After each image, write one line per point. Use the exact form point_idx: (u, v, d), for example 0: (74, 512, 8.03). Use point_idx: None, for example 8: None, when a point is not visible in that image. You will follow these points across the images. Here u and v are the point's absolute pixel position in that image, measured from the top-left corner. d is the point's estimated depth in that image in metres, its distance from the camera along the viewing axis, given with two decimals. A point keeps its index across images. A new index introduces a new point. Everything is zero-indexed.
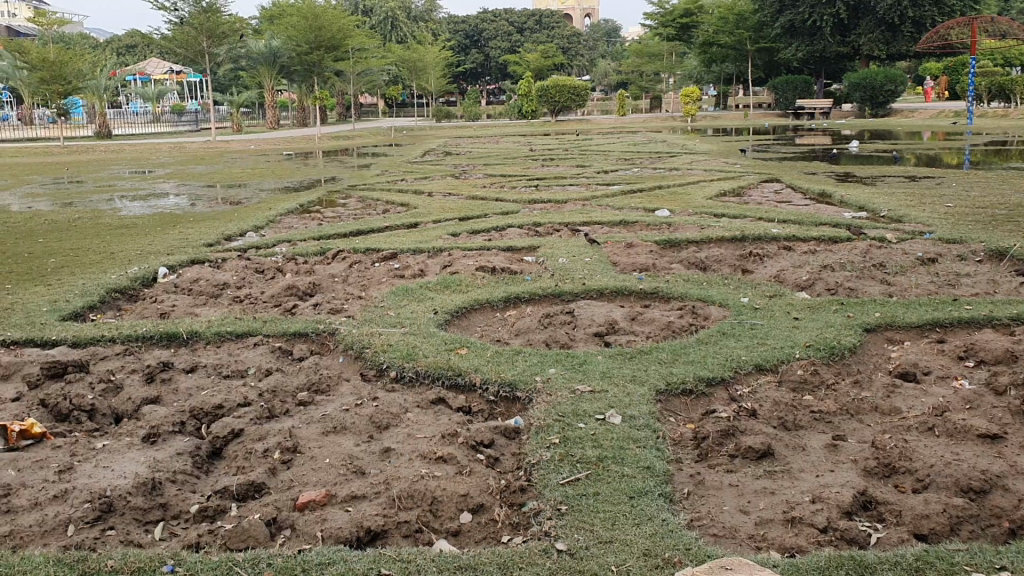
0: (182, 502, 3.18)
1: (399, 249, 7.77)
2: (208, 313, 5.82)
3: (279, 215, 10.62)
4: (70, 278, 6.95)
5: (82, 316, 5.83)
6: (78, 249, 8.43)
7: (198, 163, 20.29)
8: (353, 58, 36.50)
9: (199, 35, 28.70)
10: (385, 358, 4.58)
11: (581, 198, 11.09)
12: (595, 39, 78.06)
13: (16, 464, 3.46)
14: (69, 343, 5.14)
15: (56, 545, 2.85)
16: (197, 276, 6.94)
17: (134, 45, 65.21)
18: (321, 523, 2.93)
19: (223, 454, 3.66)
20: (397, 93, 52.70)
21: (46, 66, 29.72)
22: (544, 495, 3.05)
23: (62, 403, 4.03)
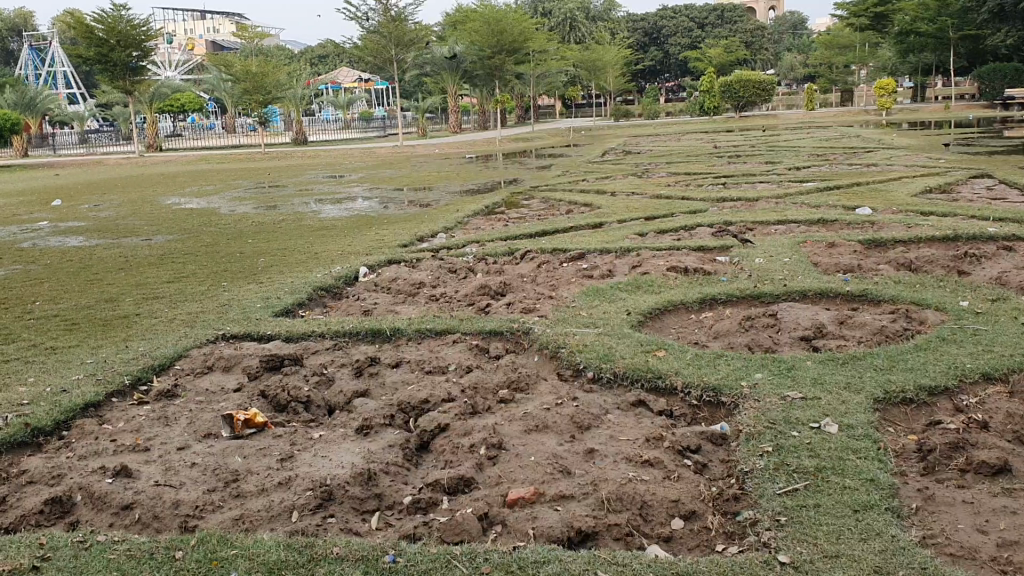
0: (395, 494, 3.26)
1: (589, 248, 7.76)
2: (407, 311, 6.00)
3: (468, 217, 10.88)
4: (277, 277, 7.35)
5: (292, 312, 6.14)
6: (286, 249, 8.94)
7: (389, 167, 21.13)
8: (534, 61, 36.82)
9: (387, 44, 29.87)
10: (582, 358, 4.56)
11: (773, 196, 10.72)
12: (780, 33, 75.64)
13: (243, 451, 3.66)
14: (282, 338, 5.42)
15: (283, 529, 2.99)
16: (395, 275, 7.18)
17: (326, 55, 68.84)
18: (532, 521, 2.94)
19: (429, 448, 3.74)
20: (576, 94, 53.02)
21: (249, 77, 31.78)
22: (761, 505, 2.94)
23: (280, 394, 4.26)
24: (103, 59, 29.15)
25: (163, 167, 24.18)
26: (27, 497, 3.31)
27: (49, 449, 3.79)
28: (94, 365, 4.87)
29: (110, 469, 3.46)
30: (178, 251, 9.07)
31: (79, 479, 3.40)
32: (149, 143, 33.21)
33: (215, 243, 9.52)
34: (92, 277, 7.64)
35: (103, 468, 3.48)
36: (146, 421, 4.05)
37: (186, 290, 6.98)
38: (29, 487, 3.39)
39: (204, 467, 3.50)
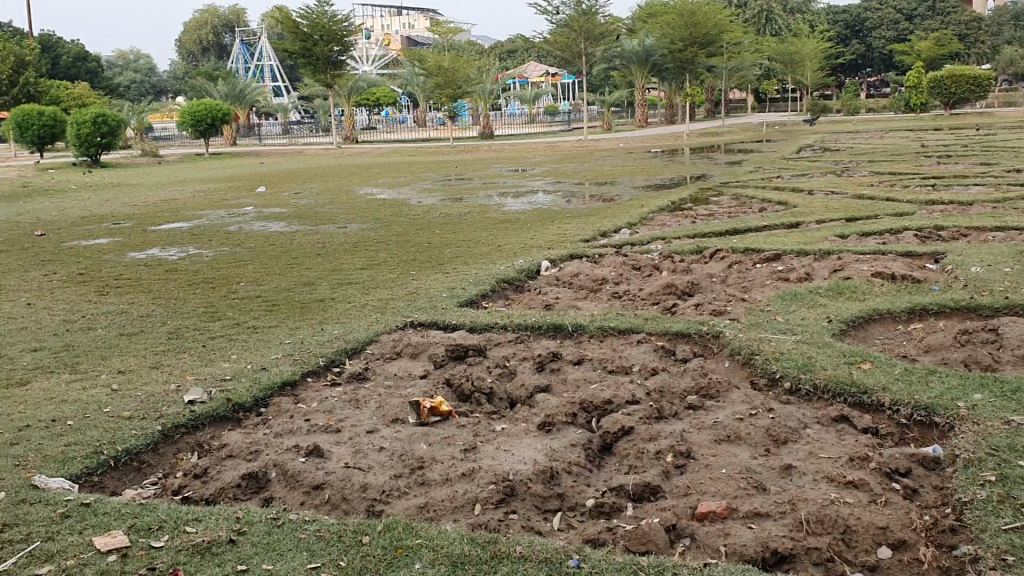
0: (577, 495, 3.17)
1: (784, 249, 7.40)
2: (590, 307, 5.91)
3: (653, 213, 10.67)
4: (463, 267, 7.45)
5: (476, 303, 6.17)
6: (471, 240, 9.09)
7: (572, 162, 21.14)
8: (726, 54, 35.79)
9: (577, 37, 29.96)
10: (777, 367, 4.32)
11: (990, 200, 9.90)
12: (1000, 24, 70.16)
13: (427, 439, 3.67)
14: (465, 328, 5.46)
15: (465, 522, 2.96)
16: (578, 270, 7.11)
17: (515, 51, 69.87)
18: (725, 537, 2.77)
19: (613, 450, 3.62)
20: (770, 88, 51.29)
21: (441, 72, 32.72)
22: (982, 541, 2.65)
23: (464, 384, 4.27)
24: (307, 53, 30.82)
25: (358, 158, 25.19)
26: (225, 471, 3.39)
27: (247, 424, 3.91)
28: (291, 345, 5.06)
29: (303, 448, 3.53)
30: (371, 239, 9.39)
31: (273, 456, 3.48)
32: (345, 135, 34.68)
33: (406, 232, 9.80)
34: (293, 261, 8.00)
35: (296, 447, 3.55)
36: (337, 403, 4.13)
37: (377, 276, 7.18)
38: (228, 461, 3.49)
39: (390, 452, 3.53)
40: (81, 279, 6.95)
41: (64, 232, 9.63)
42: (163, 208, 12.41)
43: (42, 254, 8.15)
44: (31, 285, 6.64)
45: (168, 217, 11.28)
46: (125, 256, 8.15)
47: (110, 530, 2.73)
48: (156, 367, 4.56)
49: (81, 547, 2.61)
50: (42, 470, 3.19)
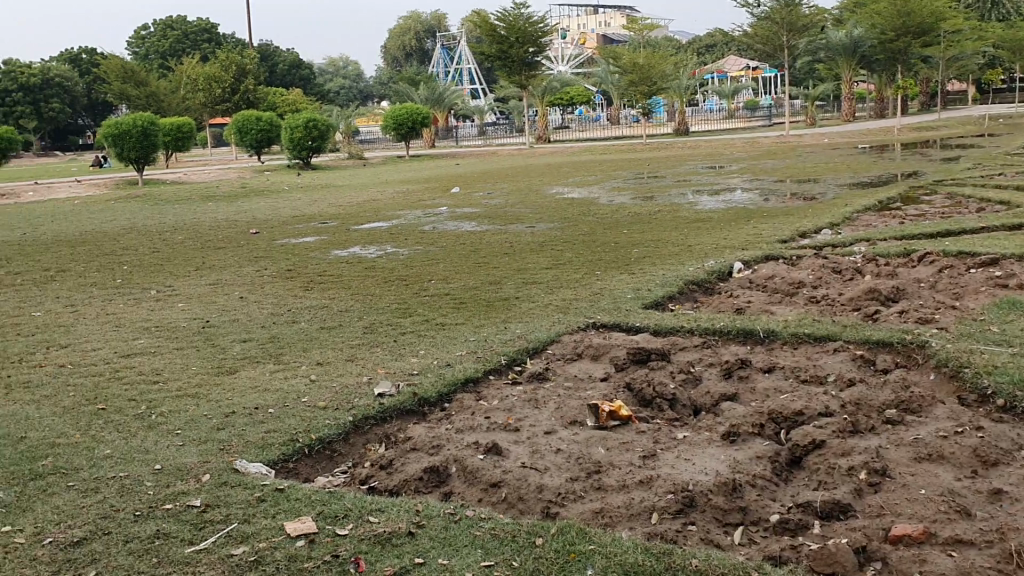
0: (761, 509, 3.04)
1: (1004, 253, 6.82)
2: (784, 312, 5.67)
3: (856, 212, 10.13)
4: (650, 268, 7.35)
5: (662, 305, 6.07)
6: (659, 240, 8.96)
7: (771, 158, 20.42)
8: (944, 42, 33.41)
9: (779, 30, 28.92)
10: (990, 382, 3.97)
11: None
12: None
13: (606, 443, 3.63)
14: (651, 331, 5.38)
15: (642, 530, 2.90)
16: (772, 272, 6.84)
17: (713, 45, 68.34)
18: (920, 564, 2.58)
19: (801, 464, 3.45)
20: (995, 77, 47.47)
21: (636, 70, 32.51)
22: None
23: (647, 389, 4.20)
24: (503, 55, 31.51)
25: (552, 157, 25.46)
26: (408, 464, 3.47)
27: (431, 419, 4.01)
28: (477, 343, 5.16)
29: (483, 445, 3.57)
30: (559, 238, 9.45)
31: (454, 451, 3.54)
32: (539, 135, 35.15)
33: (594, 231, 9.80)
34: (482, 260, 8.18)
35: (475, 443, 3.59)
36: (519, 402, 4.17)
37: (563, 276, 7.21)
38: (411, 454, 3.58)
39: (569, 455, 3.52)
40: (288, 275, 7.39)
41: (276, 231, 10.30)
42: (366, 208, 13.04)
43: (256, 251, 8.74)
44: (244, 280, 7.14)
45: (369, 217, 11.85)
46: (330, 253, 8.61)
47: (300, 515, 2.87)
48: (349, 360, 4.77)
49: (273, 530, 2.77)
50: (244, 454, 3.41)
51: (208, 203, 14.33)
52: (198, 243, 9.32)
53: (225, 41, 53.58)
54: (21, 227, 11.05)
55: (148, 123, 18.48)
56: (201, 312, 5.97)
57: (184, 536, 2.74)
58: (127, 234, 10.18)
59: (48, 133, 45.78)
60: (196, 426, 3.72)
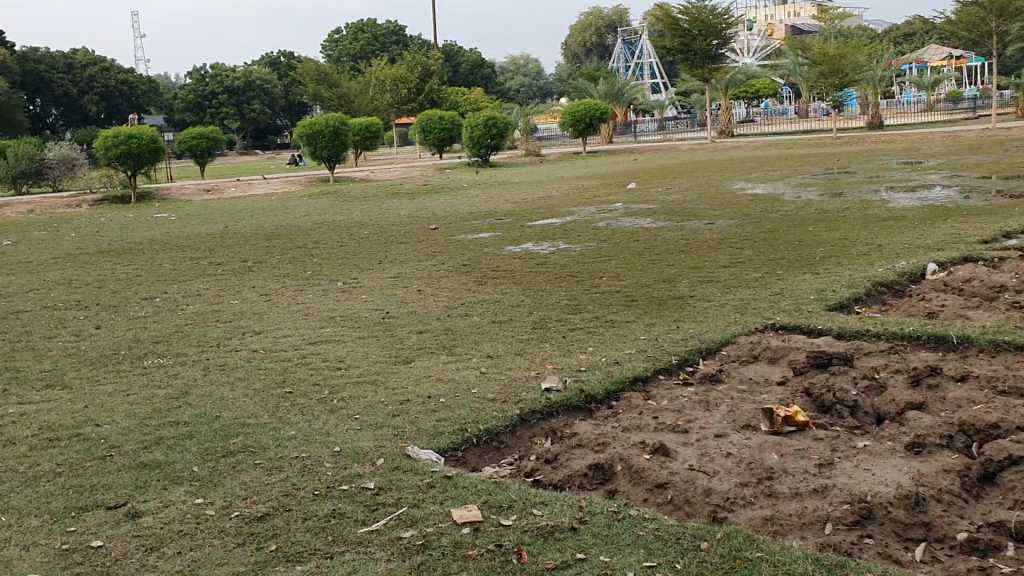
0: (947, 526, 2.84)
1: None
2: (983, 318, 5.29)
3: None
4: (835, 268, 7.03)
5: (846, 308, 5.79)
6: (846, 239, 8.57)
7: (974, 154, 19.05)
8: None
9: (987, 16, 26.93)
10: None
11: None
12: None
13: (779, 449, 3.50)
14: (832, 334, 5.14)
15: (814, 541, 2.78)
16: (971, 274, 6.39)
17: (912, 34, 64.43)
18: None
19: (995, 479, 3.20)
20: None
21: (826, 61, 31.16)
22: None
23: (825, 395, 4.02)
24: (686, 49, 31.07)
25: (734, 153, 24.80)
26: (575, 458, 3.46)
27: (599, 415, 3.98)
28: (648, 341, 5.09)
29: (649, 445, 3.51)
30: (739, 235, 9.21)
31: (620, 449, 3.50)
32: (721, 130, 34.32)
33: (776, 229, 9.48)
34: (657, 257, 8.09)
35: (642, 443, 3.54)
36: (688, 403, 4.08)
37: (741, 275, 7.02)
38: (577, 449, 3.57)
39: (739, 459, 3.42)
40: (464, 270, 7.57)
41: (455, 227, 10.57)
42: (542, 205, 13.17)
43: (434, 246, 9.01)
44: (423, 274, 7.37)
45: (544, 214, 11.97)
46: (504, 249, 8.76)
47: (466, 503, 2.93)
48: (519, 354, 4.82)
49: (440, 517, 2.85)
50: (415, 442, 3.53)
51: (392, 199, 14.90)
52: (381, 238, 9.72)
53: (413, 43, 55.53)
54: (223, 221, 11.89)
55: (338, 122, 19.45)
56: (381, 304, 6.21)
57: (357, 517, 2.86)
58: (318, 228, 10.74)
59: (251, 133, 49.00)
60: (373, 411, 3.88)
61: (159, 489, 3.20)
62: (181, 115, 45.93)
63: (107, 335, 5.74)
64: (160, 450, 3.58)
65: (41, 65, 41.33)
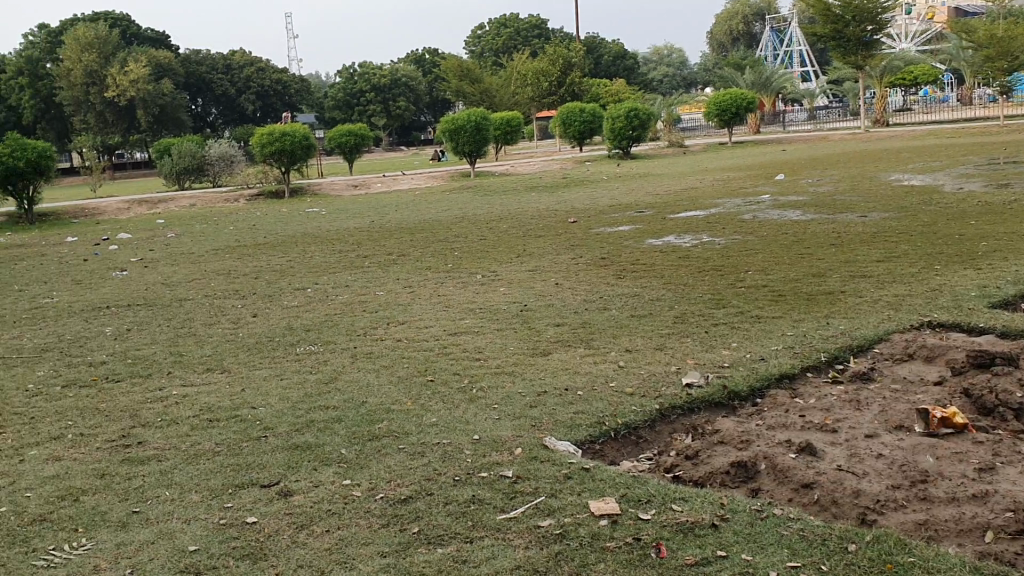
0: None
1: None
2: None
3: None
4: (1001, 264, 6.61)
5: (1012, 305, 5.43)
6: (1013, 232, 8.03)
7: None
8: None
9: None
10: None
11: None
12: None
13: (936, 452, 3.32)
14: (996, 333, 4.83)
15: (972, 549, 2.62)
16: None
17: None
18: None
19: None
20: None
21: (992, 44, 29.26)
22: None
23: (987, 397, 3.78)
24: (837, 35, 29.82)
25: (889, 142, 23.63)
26: (716, 455, 3.38)
27: (741, 412, 3.88)
28: (794, 338, 4.92)
29: (795, 444, 3.39)
30: (894, 229, 8.79)
31: (763, 448, 3.39)
32: (875, 118, 32.81)
33: (934, 222, 8.99)
34: (805, 251, 7.82)
35: (788, 442, 3.43)
36: (837, 402, 3.92)
37: (895, 271, 6.69)
38: (718, 445, 3.49)
39: (891, 460, 3.25)
40: (604, 263, 7.54)
41: (594, 220, 10.52)
42: (684, 197, 12.94)
43: (573, 239, 9.00)
44: (563, 267, 7.38)
45: (686, 206, 11.76)
46: (645, 242, 8.66)
47: (605, 496, 2.92)
48: (660, 349, 4.76)
49: (578, 508, 2.84)
50: (554, 433, 3.53)
51: (532, 193, 14.97)
52: (521, 232, 9.78)
53: (554, 36, 55.59)
54: (369, 215, 12.24)
55: (480, 117, 19.72)
56: (521, 297, 6.25)
57: (496, 504, 2.90)
58: (459, 222, 10.91)
59: (397, 129, 50.27)
60: (512, 402, 3.91)
61: (309, 470, 3.34)
62: (331, 113, 47.57)
63: (262, 323, 6.02)
64: (309, 433, 3.73)
65: (203, 67, 43.72)
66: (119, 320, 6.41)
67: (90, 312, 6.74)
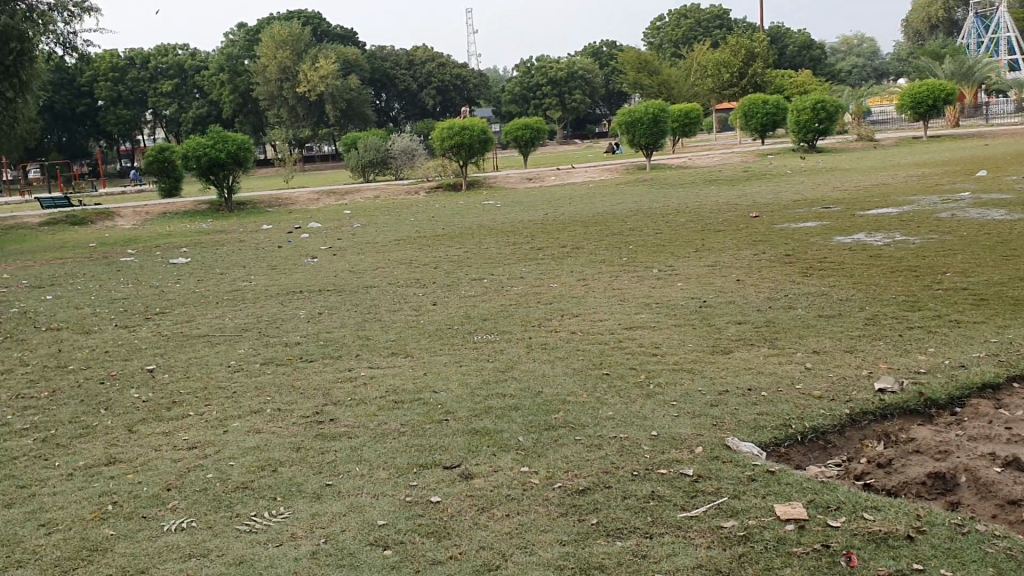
0: None
1: None
2: None
3: None
4: None
5: None
6: None
7: None
8: None
9: None
10: None
11: None
12: None
13: None
14: None
15: None
16: None
17: None
18: None
19: None
20: None
21: None
22: None
23: None
24: None
25: None
26: (912, 464, 3.18)
27: (938, 422, 3.65)
28: (999, 345, 4.58)
29: (1001, 458, 3.15)
30: None
31: (965, 460, 3.17)
32: None
33: None
34: (1011, 253, 7.27)
35: (992, 455, 3.19)
36: None
37: None
38: (914, 454, 3.28)
39: None
40: (787, 260, 7.30)
41: (777, 215, 10.20)
42: (875, 193, 12.33)
43: (754, 235, 8.75)
44: (744, 263, 7.20)
45: (877, 202, 11.20)
46: (832, 240, 8.32)
47: (790, 500, 2.83)
48: (849, 351, 4.55)
49: (762, 511, 2.77)
50: (735, 433, 3.44)
51: (711, 187, 14.67)
52: (699, 226, 9.61)
53: (736, 26, 54.19)
54: (546, 208, 12.35)
55: (658, 110, 19.49)
56: (700, 293, 6.14)
57: (677, 502, 2.86)
58: (635, 216, 10.83)
59: (572, 122, 50.47)
60: (692, 400, 3.85)
61: (489, 454, 3.42)
62: (508, 106, 48.40)
63: (441, 311, 6.20)
64: (487, 419, 3.81)
65: (387, 63, 45.57)
66: (310, 304, 6.77)
67: (284, 295, 7.16)
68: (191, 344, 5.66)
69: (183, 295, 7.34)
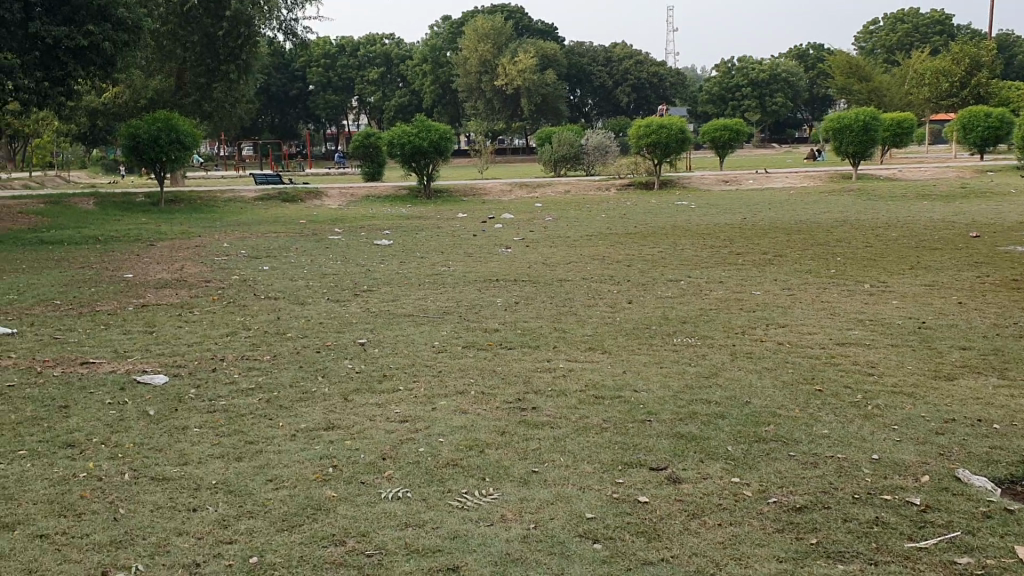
0: None
1: None
2: None
3: None
4: None
5: None
6: None
7: None
8: None
9: None
10: None
11: None
12: None
13: None
14: None
15: None
16: None
17: None
18: None
19: None
20: None
21: None
22: None
23: None
24: None
25: None
26: None
27: None
28: None
29: None
30: None
31: None
32: None
33: None
34: None
35: None
36: None
37: None
38: None
39: None
40: (1014, 285, 6.80)
41: (1001, 236, 9.52)
42: None
43: (975, 256, 8.21)
44: (965, 285, 6.76)
45: None
46: None
47: None
48: None
49: (1002, 552, 2.59)
50: (966, 465, 3.24)
51: (923, 202, 13.85)
52: (914, 242, 9.10)
53: (958, 33, 50.96)
54: (745, 212, 12.07)
55: (869, 117, 18.63)
56: (917, 312, 5.82)
57: (904, 530, 2.73)
58: (843, 226, 10.39)
59: (769, 125, 49.04)
60: (914, 425, 3.65)
61: (698, 460, 3.38)
62: (704, 106, 47.56)
63: (639, 310, 6.18)
64: (694, 425, 3.76)
65: (584, 59, 46.08)
66: (507, 292, 6.91)
67: (482, 282, 7.33)
68: (397, 323, 5.90)
69: (388, 275, 7.66)
